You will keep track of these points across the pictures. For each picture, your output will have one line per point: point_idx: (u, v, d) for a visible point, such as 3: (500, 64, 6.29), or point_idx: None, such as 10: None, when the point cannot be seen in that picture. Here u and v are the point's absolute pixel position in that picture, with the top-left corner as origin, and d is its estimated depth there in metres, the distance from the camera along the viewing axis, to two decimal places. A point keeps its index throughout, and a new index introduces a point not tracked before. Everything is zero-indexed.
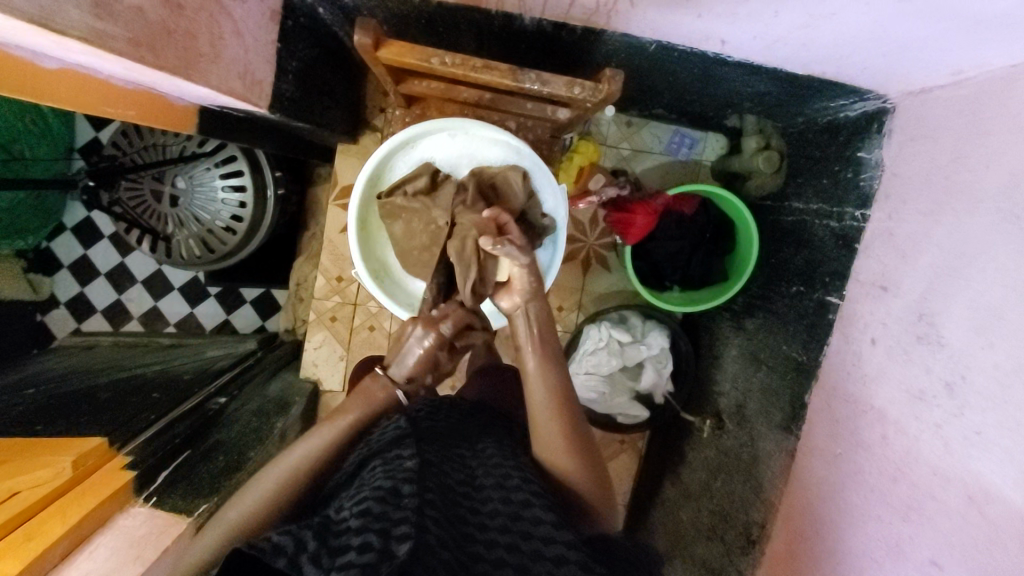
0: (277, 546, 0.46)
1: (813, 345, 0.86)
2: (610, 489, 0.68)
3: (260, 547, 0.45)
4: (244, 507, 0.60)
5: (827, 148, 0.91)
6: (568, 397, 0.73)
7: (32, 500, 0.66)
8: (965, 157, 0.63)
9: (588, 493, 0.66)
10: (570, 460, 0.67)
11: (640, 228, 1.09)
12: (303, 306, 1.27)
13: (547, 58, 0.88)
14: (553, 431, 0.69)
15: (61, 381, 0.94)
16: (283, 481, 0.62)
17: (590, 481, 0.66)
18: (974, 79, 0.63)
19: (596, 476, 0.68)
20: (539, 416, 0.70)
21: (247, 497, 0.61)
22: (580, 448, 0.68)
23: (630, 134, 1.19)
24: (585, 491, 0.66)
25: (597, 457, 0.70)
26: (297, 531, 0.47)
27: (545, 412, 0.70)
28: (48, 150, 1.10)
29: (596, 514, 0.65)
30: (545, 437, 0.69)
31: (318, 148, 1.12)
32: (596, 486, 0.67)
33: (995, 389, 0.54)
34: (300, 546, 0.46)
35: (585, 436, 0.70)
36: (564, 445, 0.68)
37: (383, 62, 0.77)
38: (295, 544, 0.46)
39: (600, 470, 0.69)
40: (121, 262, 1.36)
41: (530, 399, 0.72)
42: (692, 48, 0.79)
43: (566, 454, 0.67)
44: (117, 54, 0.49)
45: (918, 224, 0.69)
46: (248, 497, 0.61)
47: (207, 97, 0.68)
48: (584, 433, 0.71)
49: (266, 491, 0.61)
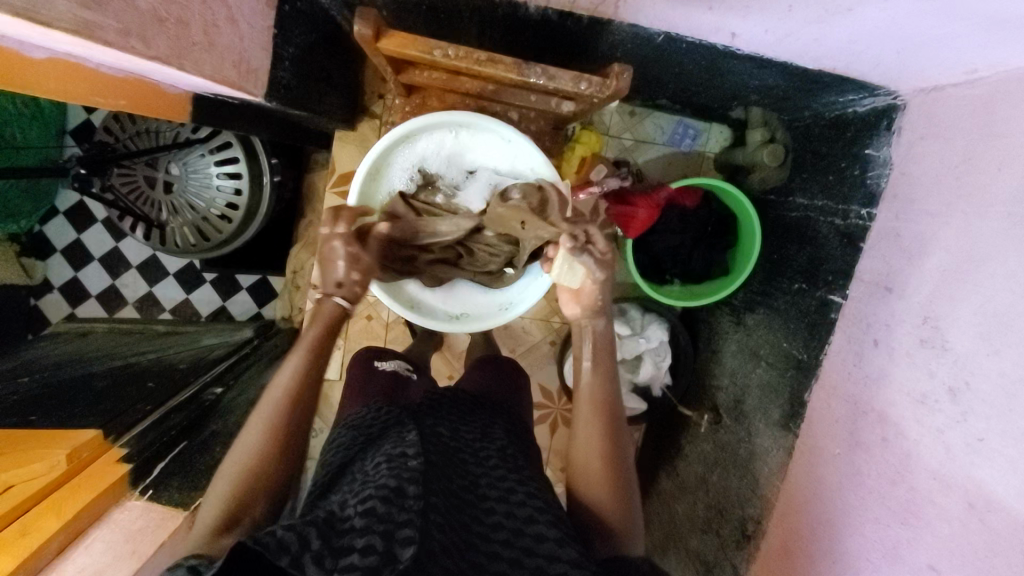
0: (281, 542, 0.45)
1: (814, 343, 0.85)
2: (635, 515, 0.64)
3: (267, 542, 0.45)
4: (237, 458, 0.59)
5: (835, 144, 0.90)
6: (613, 401, 0.71)
7: (27, 493, 0.66)
8: (976, 157, 0.62)
9: (603, 503, 0.64)
10: (598, 463, 0.66)
11: (642, 221, 1.06)
12: (300, 295, 1.25)
13: (552, 47, 0.86)
14: (597, 430, 0.68)
15: (55, 369, 0.93)
16: (276, 424, 0.61)
17: (610, 495, 0.64)
18: (989, 78, 0.62)
19: (620, 496, 0.64)
20: (583, 408, 0.70)
21: (240, 449, 0.60)
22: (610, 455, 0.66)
23: (633, 123, 1.17)
24: (602, 505, 0.63)
25: (629, 475, 0.67)
26: (302, 526, 0.47)
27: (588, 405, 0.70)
28: (40, 134, 1.07)
29: (609, 536, 0.62)
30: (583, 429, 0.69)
31: (315, 134, 1.10)
32: (615, 503, 0.64)
33: (1000, 397, 0.54)
34: (303, 544, 0.45)
35: (623, 450, 0.68)
36: (598, 446, 0.67)
37: (383, 53, 0.74)
38: (299, 541, 0.45)
39: (628, 490, 0.65)
40: (115, 246, 1.34)
41: (580, 391, 0.72)
42: (700, 40, 0.77)
43: (597, 454, 0.66)
44: (106, 44, 0.47)
45: (926, 224, 0.68)
46: (242, 443, 0.60)
47: (200, 86, 0.66)
48: (622, 444, 0.68)
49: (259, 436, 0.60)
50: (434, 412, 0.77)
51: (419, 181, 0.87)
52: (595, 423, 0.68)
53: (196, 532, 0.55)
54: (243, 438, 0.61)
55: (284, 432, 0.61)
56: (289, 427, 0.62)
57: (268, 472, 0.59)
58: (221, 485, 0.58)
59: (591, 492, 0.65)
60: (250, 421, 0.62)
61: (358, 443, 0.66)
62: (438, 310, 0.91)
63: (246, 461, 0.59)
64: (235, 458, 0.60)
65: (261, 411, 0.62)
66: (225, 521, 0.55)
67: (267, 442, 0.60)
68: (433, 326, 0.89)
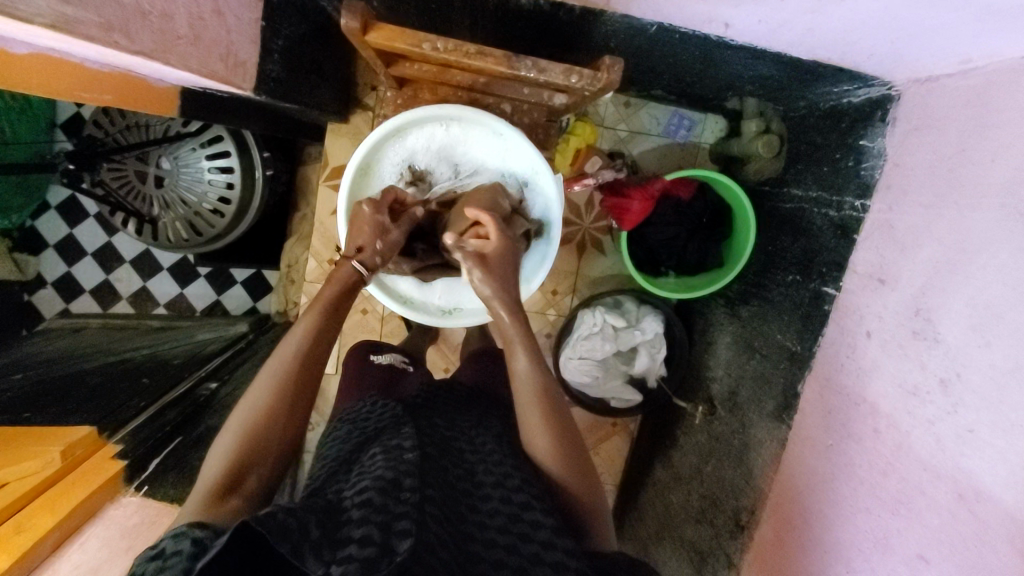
0: (282, 526, 0.45)
1: (808, 335, 0.85)
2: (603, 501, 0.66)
3: (268, 524, 0.44)
4: (243, 417, 0.60)
5: (829, 135, 0.89)
6: (557, 402, 0.68)
7: (21, 491, 0.66)
8: (969, 148, 0.62)
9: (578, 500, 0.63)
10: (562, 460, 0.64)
11: (637, 213, 1.08)
12: (294, 289, 1.23)
13: (545, 37, 0.85)
14: (546, 427, 0.66)
15: (47, 365, 0.92)
16: (277, 389, 0.61)
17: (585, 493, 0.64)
18: (982, 69, 0.61)
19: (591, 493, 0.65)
20: (530, 414, 0.67)
21: (245, 409, 0.60)
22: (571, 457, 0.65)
23: (628, 114, 1.17)
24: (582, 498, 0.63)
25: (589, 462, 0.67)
26: (302, 513, 0.47)
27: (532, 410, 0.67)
28: (29, 128, 1.06)
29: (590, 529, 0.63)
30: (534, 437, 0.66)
31: (307, 127, 1.09)
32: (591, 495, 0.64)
33: (990, 388, 0.54)
34: (303, 531, 0.45)
35: (578, 441, 0.67)
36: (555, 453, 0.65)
37: (371, 46, 0.73)
38: (300, 528, 0.45)
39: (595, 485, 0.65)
40: (108, 241, 1.34)
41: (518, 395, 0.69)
42: (693, 30, 0.77)
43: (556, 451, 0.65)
44: (88, 40, 0.46)
45: (919, 216, 0.68)
46: (243, 409, 0.60)
47: (188, 80, 0.65)
48: (574, 433, 0.67)
49: (264, 396, 0.61)
50: (430, 404, 0.77)
51: (408, 177, 0.86)
52: (546, 420, 0.66)
53: (192, 495, 0.54)
54: (243, 402, 0.61)
55: (293, 391, 0.62)
56: (294, 388, 0.62)
57: (266, 438, 0.59)
58: (225, 444, 0.58)
59: (565, 489, 0.63)
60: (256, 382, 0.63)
61: (355, 436, 0.66)
62: (428, 305, 0.91)
63: (246, 426, 0.59)
64: (234, 426, 0.60)
65: (263, 374, 0.63)
66: (225, 487, 0.54)
67: (266, 409, 0.60)
68: (424, 321, 0.89)
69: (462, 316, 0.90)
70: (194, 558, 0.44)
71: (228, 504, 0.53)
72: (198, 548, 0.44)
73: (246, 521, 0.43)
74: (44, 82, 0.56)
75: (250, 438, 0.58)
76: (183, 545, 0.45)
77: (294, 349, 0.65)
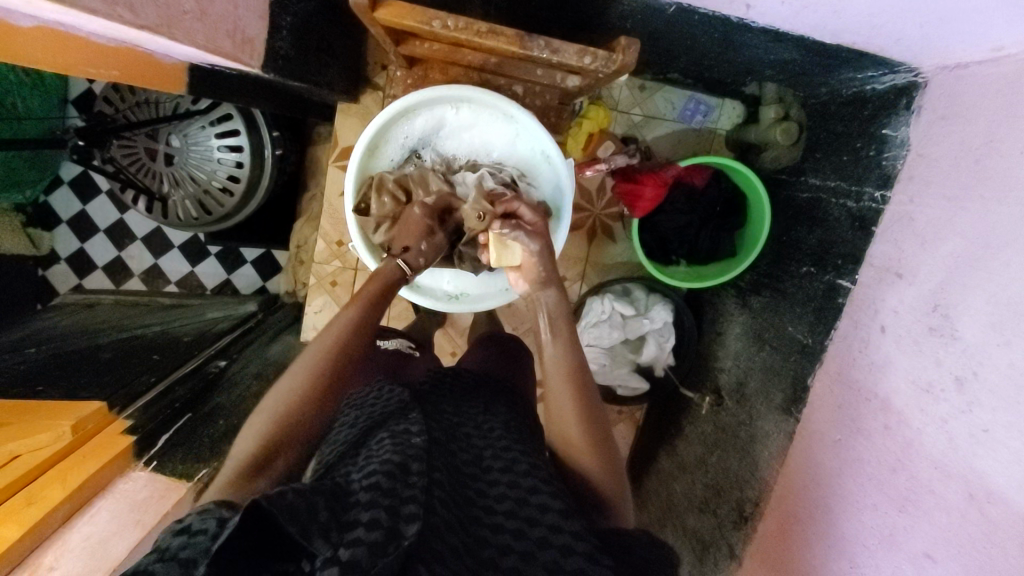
0: (291, 506, 0.43)
1: (821, 328, 0.83)
2: (622, 473, 0.65)
3: (278, 504, 0.43)
4: (276, 400, 0.61)
5: (850, 123, 0.87)
6: (582, 371, 0.70)
7: (32, 465, 0.67)
8: (999, 139, 0.59)
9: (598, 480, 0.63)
10: (580, 430, 0.65)
11: (649, 200, 1.07)
12: (303, 269, 1.25)
13: (560, 15, 0.83)
14: (569, 394, 0.67)
15: (62, 339, 0.93)
16: (310, 382, 0.62)
17: (599, 467, 0.63)
18: (1015, 56, 0.58)
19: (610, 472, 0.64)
20: (557, 388, 0.68)
21: (277, 393, 0.61)
22: (593, 434, 0.65)
23: (642, 98, 1.14)
24: (589, 465, 0.63)
25: (608, 432, 0.67)
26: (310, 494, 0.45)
27: (562, 381, 0.69)
28: (42, 103, 1.07)
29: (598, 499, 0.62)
30: (558, 413, 0.67)
31: (316, 106, 1.08)
32: (598, 463, 0.64)
33: (1008, 388, 0.52)
34: (311, 513, 0.44)
35: (604, 421, 0.67)
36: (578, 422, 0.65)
37: (380, 23, 0.72)
38: (308, 508, 0.44)
39: (615, 465, 0.65)
40: (121, 218, 1.35)
41: (546, 373, 0.71)
42: (714, 11, 0.74)
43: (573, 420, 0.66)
44: (91, 13, 0.45)
45: (941, 208, 0.66)
46: (276, 392, 0.62)
47: (195, 55, 0.64)
48: (598, 412, 0.67)
49: (296, 385, 0.62)
50: (436, 390, 0.77)
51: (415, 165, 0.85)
52: (567, 383, 0.68)
53: (221, 475, 0.56)
54: (278, 387, 0.62)
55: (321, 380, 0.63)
56: (325, 383, 0.63)
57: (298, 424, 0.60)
58: (256, 427, 0.59)
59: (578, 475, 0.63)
60: (287, 375, 0.63)
61: (361, 421, 0.64)
62: (436, 290, 0.90)
63: (285, 407, 0.60)
64: (266, 406, 0.60)
65: (300, 362, 0.64)
66: (250, 468, 0.56)
67: (305, 397, 0.61)
68: (431, 305, 0.88)
69: (468, 301, 0.90)
70: (214, 538, 0.43)
71: (251, 486, 0.55)
72: (223, 525, 0.44)
73: (257, 499, 0.42)
74: (49, 58, 0.55)
75: (277, 427, 0.59)
76: (209, 524, 0.45)
77: (326, 346, 0.66)
